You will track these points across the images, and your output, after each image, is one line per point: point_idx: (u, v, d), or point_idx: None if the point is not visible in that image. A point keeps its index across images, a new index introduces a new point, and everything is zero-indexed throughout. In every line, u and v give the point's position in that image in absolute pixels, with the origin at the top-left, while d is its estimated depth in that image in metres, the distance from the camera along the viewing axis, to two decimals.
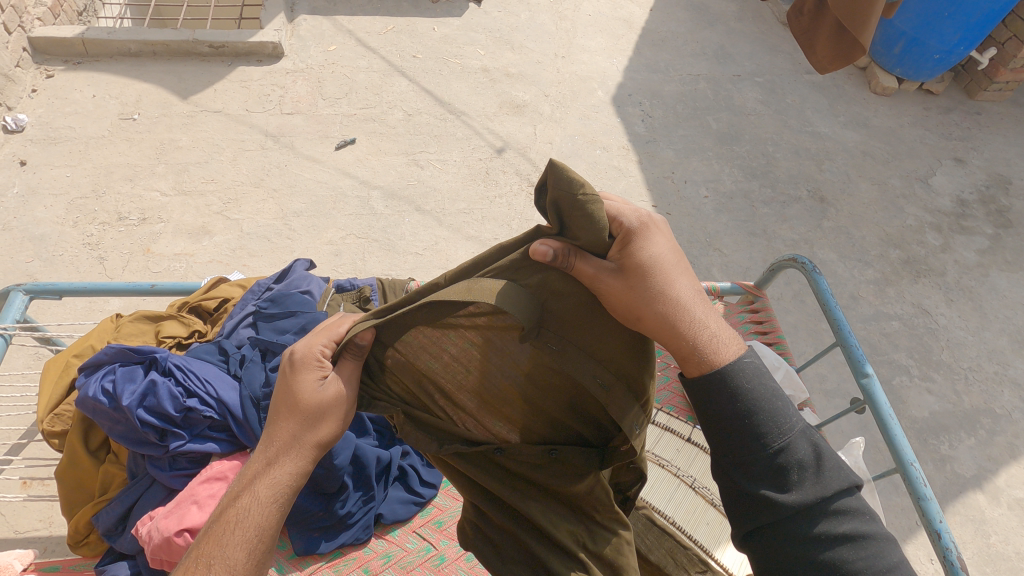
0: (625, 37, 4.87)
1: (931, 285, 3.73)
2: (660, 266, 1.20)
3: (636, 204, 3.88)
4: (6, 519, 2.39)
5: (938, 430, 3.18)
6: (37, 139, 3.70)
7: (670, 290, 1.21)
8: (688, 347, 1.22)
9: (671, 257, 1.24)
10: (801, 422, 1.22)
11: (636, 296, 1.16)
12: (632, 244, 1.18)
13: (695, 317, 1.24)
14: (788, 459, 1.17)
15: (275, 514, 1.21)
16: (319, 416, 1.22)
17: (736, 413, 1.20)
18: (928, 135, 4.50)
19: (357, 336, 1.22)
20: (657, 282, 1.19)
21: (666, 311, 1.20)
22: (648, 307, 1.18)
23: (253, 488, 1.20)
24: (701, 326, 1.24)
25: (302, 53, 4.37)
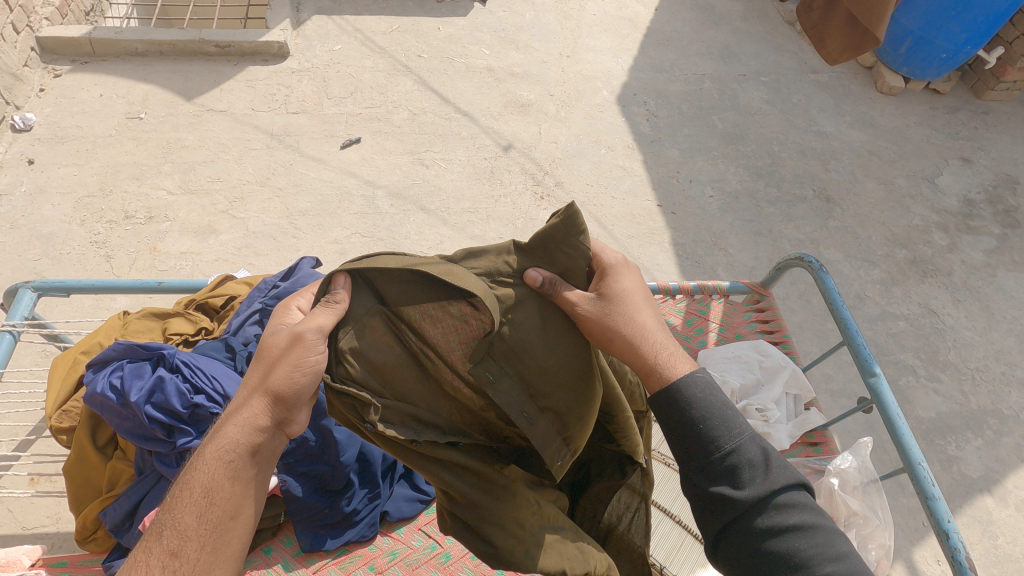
0: (630, 36, 4.87)
1: (938, 286, 3.72)
2: (630, 293, 1.31)
3: (641, 204, 3.87)
4: (14, 515, 2.40)
5: (945, 431, 3.16)
6: (45, 138, 3.72)
7: (637, 316, 1.30)
8: (653, 365, 1.27)
9: (640, 293, 1.35)
10: (752, 426, 1.23)
11: (607, 317, 1.25)
12: (606, 276, 1.32)
13: (661, 340, 1.31)
14: (739, 457, 1.18)
15: (234, 476, 1.17)
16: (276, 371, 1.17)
17: (687, 421, 1.22)
18: (935, 135, 4.48)
19: (335, 281, 1.20)
20: (627, 309, 1.29)
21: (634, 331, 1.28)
22: (616, 327, 1.25)
23: (216, 446, 1.19)
24: (664, 348, 1.30)
25: (307, 53, 4.38)
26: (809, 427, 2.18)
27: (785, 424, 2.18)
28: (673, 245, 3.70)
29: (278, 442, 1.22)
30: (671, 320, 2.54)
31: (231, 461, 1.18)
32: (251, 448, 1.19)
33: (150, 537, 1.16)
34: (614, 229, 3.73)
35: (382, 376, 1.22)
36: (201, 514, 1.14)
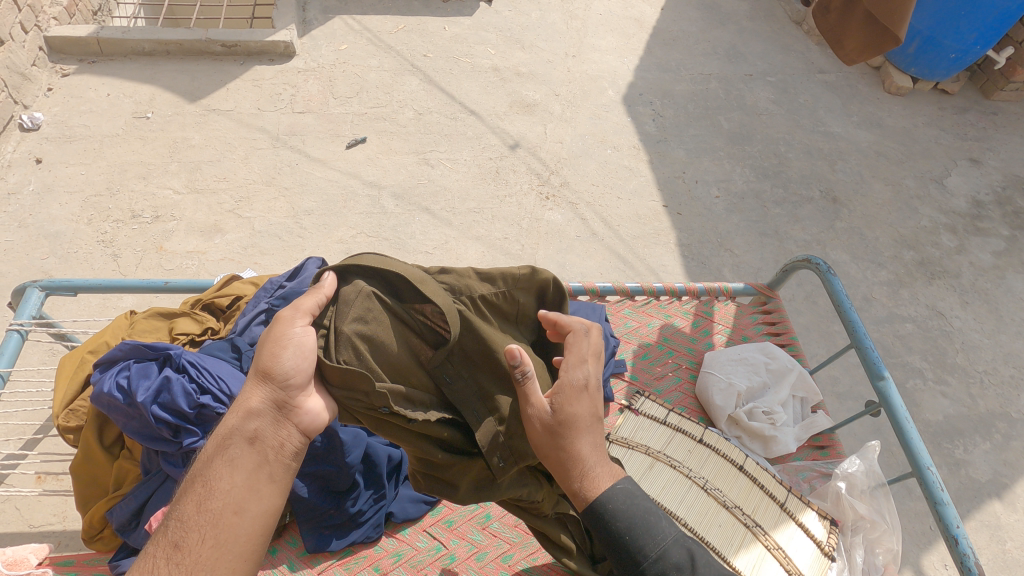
0: (636, 36, 4.85)
1: (946, 288, 3.69)
2: (581, 416, 1.30)
3: (647, 205, 3.86)
4: (21, 513, 2.41)
5: (952, 435, 3.13)
6: (53, 137, 3.74)
7: (582, 434, 1.29)
8: (574, 481, 1.27)
9: (597, 412, 1.33)
10: (676, 530, 1.29)
11: (551, 429, 1.27)
12: (563, 395, 1.30)
13: (597, 461, 1.29)
14: (666, 565, 1.23)
15: (236, 464, 1.24)
16: (263, 352, 1.28)
17: (614, 536, 1.24)
18: (943, 136, 4.44)
19: (324, 273, 1.33)
20: (576, 426, 1.29)
21: (572, 448, 1.27)
22: (557, 439, 1.26)
23: (220, 439, 1.27)
24: (596, 467, 1.29)
25: (313, 52, 4.39)
26: (816, 430, 2.18)
27: (792, 427, 2.17)
28: (678, 246, 3.69)
29: (278, 430, 1.28)
30: (677, 322, 2.52)
31: (232, 450, 1.25)
32: (250, 434, 1.26)
33: (161, 530, 1.21)
34: (619, 229, 3.72)
35: (381, 364, 1.32)
36: (200, 503, 1.19)
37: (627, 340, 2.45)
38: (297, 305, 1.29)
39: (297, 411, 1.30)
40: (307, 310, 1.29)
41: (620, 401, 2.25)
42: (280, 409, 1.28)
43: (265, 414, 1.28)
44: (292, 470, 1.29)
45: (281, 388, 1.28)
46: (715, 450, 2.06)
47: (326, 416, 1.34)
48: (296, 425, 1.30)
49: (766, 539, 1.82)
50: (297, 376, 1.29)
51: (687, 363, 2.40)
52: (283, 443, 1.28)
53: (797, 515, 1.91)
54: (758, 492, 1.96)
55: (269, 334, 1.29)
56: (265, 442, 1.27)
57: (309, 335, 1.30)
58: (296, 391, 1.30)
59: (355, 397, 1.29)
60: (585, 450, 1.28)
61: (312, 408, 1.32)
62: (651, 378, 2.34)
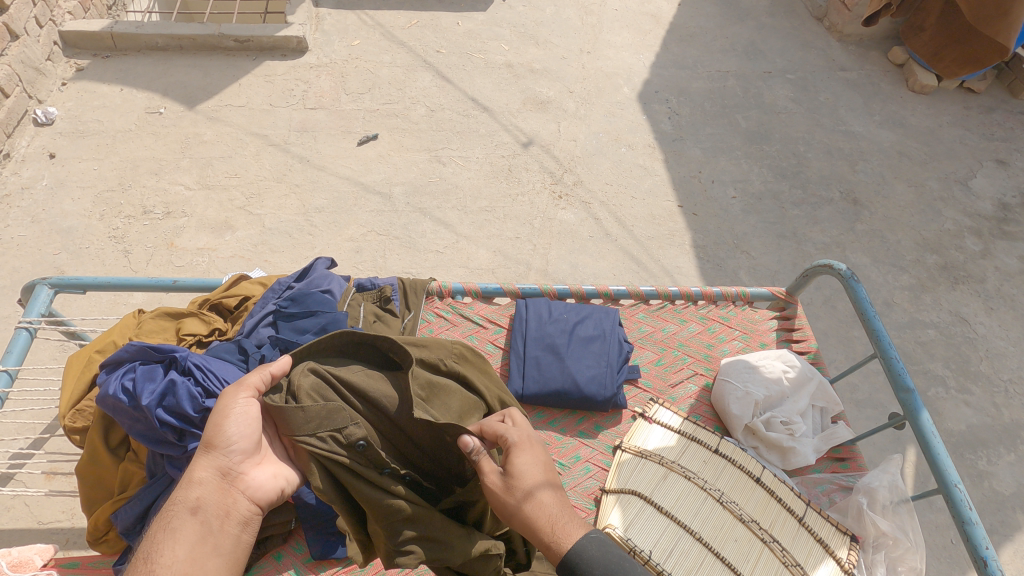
0: (652, 33, 4.76)
1: (970, 293, 3.58)
2: (529, 466, 1.45)
3: (662, 205, 3.79)
4: (29, 510, 2.42)
5: (975, 445, 3.04)
6: (67, 132, 3.74)
7: (534, 486, 1.41)
8: (543, 537, 1.35)
9: (544, 468, 1.47)
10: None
11: (505, 493, 1.41)
12: (512, 455, 1.48)
13: (557, 514, 1.37)
14: None
15: (178, 535, 1.34)
16: (209, 425, 1.49)
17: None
18: (968, 136, 4.31)
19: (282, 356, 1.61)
20: (525, 479, 1.42)
21: (525, 512, 1.37)
22: (510, 504, 1.39)
23: (162, 514, 1.39)
24: (558, 518, 1.37)
25: (326, 48, 4.35)
26: (836, 442, 2.10)
27: (811, 438, 2.10)
28: (694, 247, 3.62)
29: (220, 498, 1.43)
30: (692, 326, 2.44)
31: (175, 521, 1.36)
32: (193, 504, 1.40)
33: None
34: (633, 230, 3.65)
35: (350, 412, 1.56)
36: None
37: (641, 346, 2.38)
38: (244, 381, 1.54)
39: (239, 480, 1.47)
40: (253, 385, 1.54)
41: (634, 408, 2.19)
42: (223, 475, 1.45)
43: (208, 484, 1.43)
44: (235, 538, 1.41)
45: (225, 456, 1.47)
46: (731, 460, 2.01)
47: (265, 484, 1.50)
48: (239, 491, 1.46)
49: (784, 554, 1.76)
50: (240, 444, 1.49)
51: (702, 370, 2.32)
52: (225, 509, 1.42)
53: (817, 529, 1.86)
54: (776, 506, 1.91)
55: (215, 410, 1.51)
56: (207, 511, 1.40)
57: (253, 407, 1.53)
58: (238, 458, 1.48)
59: (334, 438, 1.49)
60: (539, 508, 1.37)
61: (252, 475, 1.49)
62: (666, 385, 2.28)
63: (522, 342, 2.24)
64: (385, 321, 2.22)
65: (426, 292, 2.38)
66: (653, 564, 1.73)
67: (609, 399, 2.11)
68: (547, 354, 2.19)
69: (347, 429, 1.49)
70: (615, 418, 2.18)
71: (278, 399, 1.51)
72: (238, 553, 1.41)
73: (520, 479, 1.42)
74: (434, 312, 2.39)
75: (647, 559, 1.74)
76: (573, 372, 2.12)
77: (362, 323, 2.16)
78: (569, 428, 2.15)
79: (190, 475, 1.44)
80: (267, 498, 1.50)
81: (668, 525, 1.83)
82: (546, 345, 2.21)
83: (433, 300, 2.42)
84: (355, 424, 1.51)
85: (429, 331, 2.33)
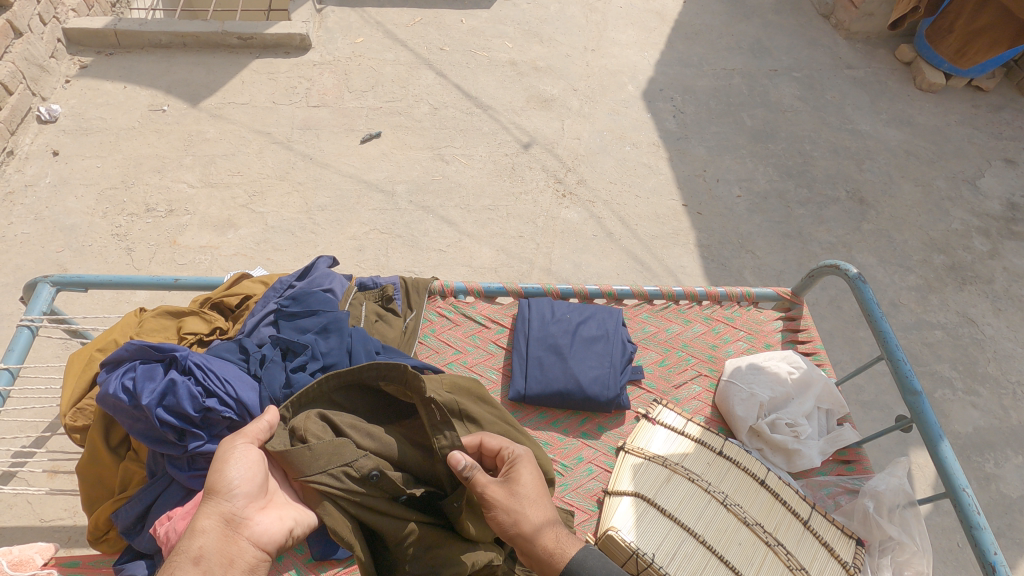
0: (657, 30, 4.73)
1: (977, 293, 3.55)
2: (527, 483, 1.54)
3: (666, 203, 3.76)
4: (31, 508, 2.42)
5: (982, 448, 3.01)
6: (70, 130, 3.74)
7: (529, 506, 1.49)
8: (546, 546, 1.43)
9: (538, 485, 1.56)
10: None
11: (507, 506, 1.48)
12: (510, 471, 1.56)
13: (558, 524, 1.49)
14: None
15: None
16: (210, 472, 1.49)
17: None
18: (977, 135, 4.26)
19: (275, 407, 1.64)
20: (522, 496, 1.51)
21: (531, 519, 1.47)
22: (517, 513, 1.47)
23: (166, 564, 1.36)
24: (560, 527, 1.49)
25: (329, 46, 4.34)
26: (842, 444, 2.08)
27: (816, 441, 2.08)
28: (698, 247, 3.59)
29: (224, 546, 1.40)
30: (696, 327, 2.42)
31: (178, 571, 1.34)
32: (196, 553, 1.37)
33: None
34: (637, 229, 3.63)
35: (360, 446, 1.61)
36: None
37: (645, 346, 2.36)
38: (243, 429, 1.56)
39: (243, 526, 1.45)
40: (253, 434, 1.56)
41: (637, 409, 2.18)
42: (227, 522, 1.43)
43: (211, 532, 1.41)
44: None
45: (227, 502, 1.46)
46: (735, 463, 1.99)
47: (270, 528, 1.48)
48: (243, 538, 1.43)
49: (788, 558, 1.75)
50: (242, 488, 1.48)
51: (707, 371, 2.30)
52: (230, 557, 1.40)
53: (822, 533, 1.84)
54: (780, 509, 1.89)
55: (215, 459, 1.52)
56: (211, 559, 1.38)
57: (254, 453, 1.54)
58: (241, 503, 1.47)
59: (347, 472, 1.55)
60: (544, 517, 1.49)
61: (256, 520, 1.47)
62: (670, 386, 2.26)
63: (525, 342, 2.22)
64: (387, 321, 2.23)
65: (428, 291, 2.37)
66: (656, 567, 1.71)
67: (612, 400, 2.09)
68: (550, 354, 2.17)
69: (358, 463, 1.56)
70: (618, 419, 2.16)
71: (283, 443, 1.56)
72: None
73: (519, 496, 1.50)
74: (436, 312, 2.37)
75: (650, 562, 1.72)
76: (576, 373, 2.11)
77: (363, 322, 2.17)
78: (572, 428, 2.13)
79: (193, 523, 1.42)
80: (272, 543, 1.48)
81: (671, 528, 1.80)
82: (548, 345, 2.19)
83: (435, 299, 2.40)
84: (362, 456, 1.57)
85: (431, 331, 2.32)
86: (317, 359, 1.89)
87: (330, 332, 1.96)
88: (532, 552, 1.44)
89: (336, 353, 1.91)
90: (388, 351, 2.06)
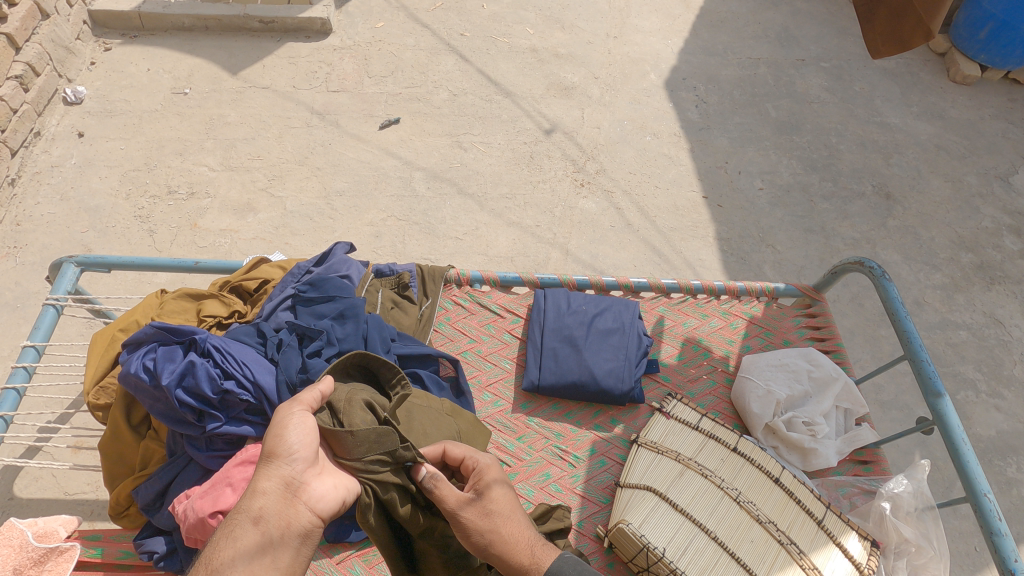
0: (681, 17, 4.63)
1: (1005, 294, 3.46)
2: (498, 499, 1.41)
3: (686, 195, 3.71)
4: (55, 482, 2.50)
5: (1005, 451, 2.95)
6: (95, 112, 3.78)
7: (501, 525, 1.37)
8: (523, 560, 1.34)
9: (507, 502, 1.42)
10: None
11: (483, 522, 1.35)
12: (479, 482, 1.43)
13: (530, 536, 1.40)
14: None
15: (240, 544, 1.23)
16: (269, 436, 1.37)
17: None
18: (1011, 130, 4.13)
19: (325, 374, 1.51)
20: (495, 510, 1.38)
21: (509, 535, 1.36)
22: (491, 532, 1.35)
23: (228, 520, 1.29)
24: (536, 542, 1.40)
25: (350, 30, 4.32)
26: (858, 445, 2.05)
27: (833, 440, 2.05)
28: (717, 240, 3.54)
29: (283, 509, 1.29)
30: (714, 322, 2.39)
31: (237, 530, 1.25)
32: (256, 513, 1.28)
33: None
34: (657, 220, 3.59)
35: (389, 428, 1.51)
36: None
37: (661, 340, 2.33)
38: (298, 396, 1.43)
39: (302, 489, 1.32)
40: (308, 400, 1.43)
41: (651, 403, 2.17)
42: (286, 485, 1.32)
43: (271, 494, 1.30)
44: (295, 552, 1.27)
45: (288, 464, 1.33)
46: (750, 459, 1.97)
47: (327, 495, 1.35)
48: (301, 502, 1.31)
49: (800, 557, 1.73)
50: (302, 453, 1.35)
51: (723, 366, 2.28)
52: (287, 520, 1.28)
53: (835, 533, 1.81)
54: (794, 507, 1.86)
55: (273, 422, 1.40)
56: (269, 522, 1.27)
57: (312, 419, 1.40)
58: (301, 467, 1.34)
59: (384, 461, 1.44)
60: (518, 532, 1.38)
61: (314, 487, 1.34)
62: (684, 380, 2.24)
63: (540, 333, 2.22)
64: (402, 308, 2.25)
65: (445, 280, 2.37)
66: (667, 562, 1.71)
67: (626, 393, 2.08)
68: (565, 346, 2.17)
69: (397, 452, 1.44)
70: (632, 412, 2.15)
71: (328, 420, 1.46)
72: (297, 569, 1.27)
73: (490, 511, 1.38)
74: (452, 300, 2.37)
75: (660, 556, 1.72)
76: (591, 365, 2.10)
77: (379, 309, 2.19)
78: (585, 421, 2.12)
79: (254, 484, 1.32)
80: (329, 510, 1.35)
81: (683, 523, 1.80)
82: (563, 337, 2.19)
83: (451, 287, 2.39)
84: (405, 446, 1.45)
85: (446, 320, 2.32)
86: (333, 344, 1.91)
87: (346, 319, 1.97)
88: (520, 561, 1.34)
89: (352, 339, 1.93)
90: (403, 339, 2.09)
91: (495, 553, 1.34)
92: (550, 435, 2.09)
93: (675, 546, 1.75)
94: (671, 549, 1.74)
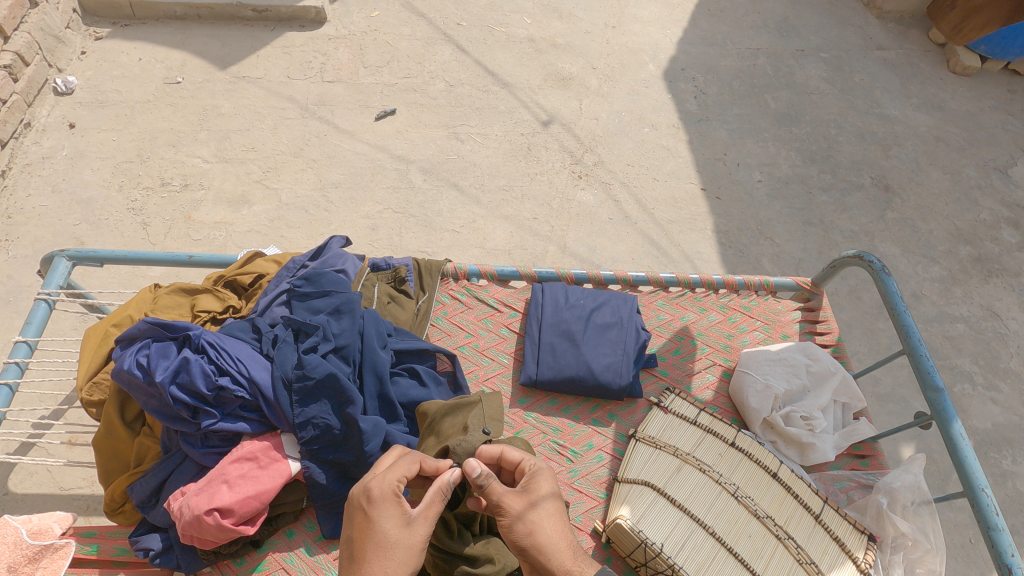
0: (680, 6, 4.58)
1: (1003, 286, 3.46)
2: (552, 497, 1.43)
3: (684, 187, 3.68)
4: (49, 477, 2.48)
5: (1001, 444, 2.96)
6: (86, 102, 3.73)
7: (543, 517, 1.35)
8: (564, 561, 1.30)
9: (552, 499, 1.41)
10: None
11: (528, 512, 1.35)
12: (531, 478, 1.45)
13: (574, 544, 1.36)
14: None
15: None
16: (416, 543, 1.28)
17: None
18: (1010, 121, 4.11)
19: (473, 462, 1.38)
20: (546, 506, 1.38)
21: (548, 532, 1.33)
22: (533, 526, 1.33)
23: None
24: (575, 548, 1.35)
25: (345, 19, 4.25)
26: (857, 438, 2.05)
27: (831, 434, 2.05)
28: (715, 233, 3.52)
29: None
30: (713, 315, 2.38)
31: None
32: None
33: None
34: (655, 213, 3.57)
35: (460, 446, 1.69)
36: None
37: (658, 333, 2.33)
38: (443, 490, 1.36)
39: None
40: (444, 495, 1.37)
41: (648, 397, 2.15)
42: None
43: None
44: None
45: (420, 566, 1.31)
46: (749, 454, 1.97)
47: None
48: None
49: (798, 552, 1.73)
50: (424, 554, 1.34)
51: (721, 360, 2.28)
52: None
53: (833, 528, 1.82)
54: (792, 501, 1.87)
55: (417, 523, 1.30)
56: None
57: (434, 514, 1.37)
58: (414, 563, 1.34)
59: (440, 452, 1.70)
60: (560, 531, 1.35)
61: None
62: (683, 374, 2.23)
63: (538, 327, 2.21)
64: (399, 303, 2.23)
65: (441, 274, 2.36)
66: (665, 557, 1.71)
67: (624, 388, 2.07)
68: (563, 341, 2.16)
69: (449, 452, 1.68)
70: (630, 407, 2.14)
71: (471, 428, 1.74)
72: None
73: (540, 506, 1.37)
74: (449, 295, 2.36)
75: (657, 552, 1.72)
76: (589, 360, 2.09)
77: (376, 304, 2.18)
78: (583, 415, 2.12)
79: None
80: None
81: (681, 518, 1.80)
82: (561, 331, 2.18)
83: (448, 282, 2.38)
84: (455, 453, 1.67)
85: (443, 314, 2.30)
86: (329, 340, 1.89)
87: (342, 314, 1.95)
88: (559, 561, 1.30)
89: (348, 335, 1.92)
90: (400, 334, 2.08)
91: (534, 544, 1.31)
92: (547, 430, 2.08)
93: (677, 544, 1.74)
94: (670, 546, 1.74)
